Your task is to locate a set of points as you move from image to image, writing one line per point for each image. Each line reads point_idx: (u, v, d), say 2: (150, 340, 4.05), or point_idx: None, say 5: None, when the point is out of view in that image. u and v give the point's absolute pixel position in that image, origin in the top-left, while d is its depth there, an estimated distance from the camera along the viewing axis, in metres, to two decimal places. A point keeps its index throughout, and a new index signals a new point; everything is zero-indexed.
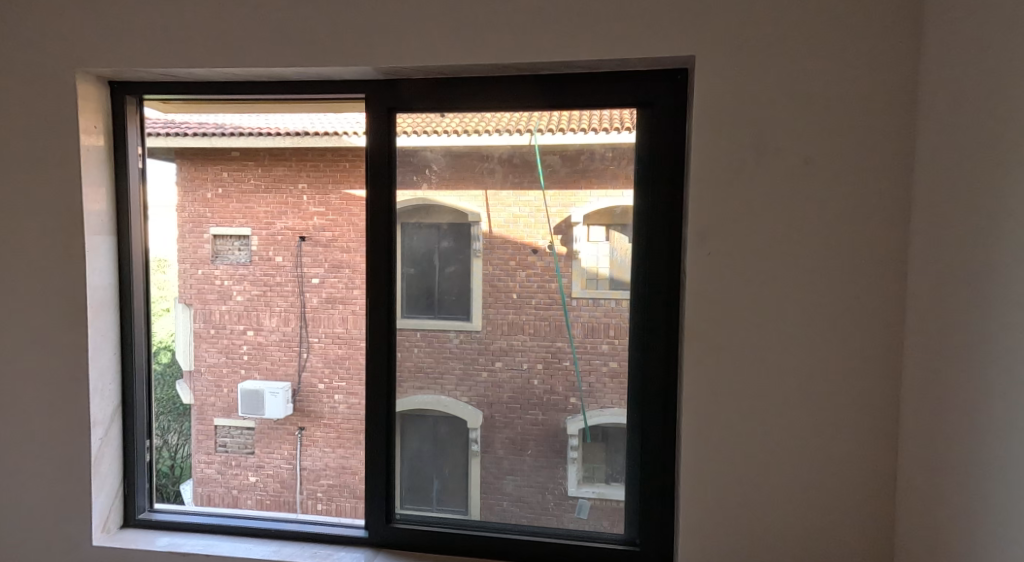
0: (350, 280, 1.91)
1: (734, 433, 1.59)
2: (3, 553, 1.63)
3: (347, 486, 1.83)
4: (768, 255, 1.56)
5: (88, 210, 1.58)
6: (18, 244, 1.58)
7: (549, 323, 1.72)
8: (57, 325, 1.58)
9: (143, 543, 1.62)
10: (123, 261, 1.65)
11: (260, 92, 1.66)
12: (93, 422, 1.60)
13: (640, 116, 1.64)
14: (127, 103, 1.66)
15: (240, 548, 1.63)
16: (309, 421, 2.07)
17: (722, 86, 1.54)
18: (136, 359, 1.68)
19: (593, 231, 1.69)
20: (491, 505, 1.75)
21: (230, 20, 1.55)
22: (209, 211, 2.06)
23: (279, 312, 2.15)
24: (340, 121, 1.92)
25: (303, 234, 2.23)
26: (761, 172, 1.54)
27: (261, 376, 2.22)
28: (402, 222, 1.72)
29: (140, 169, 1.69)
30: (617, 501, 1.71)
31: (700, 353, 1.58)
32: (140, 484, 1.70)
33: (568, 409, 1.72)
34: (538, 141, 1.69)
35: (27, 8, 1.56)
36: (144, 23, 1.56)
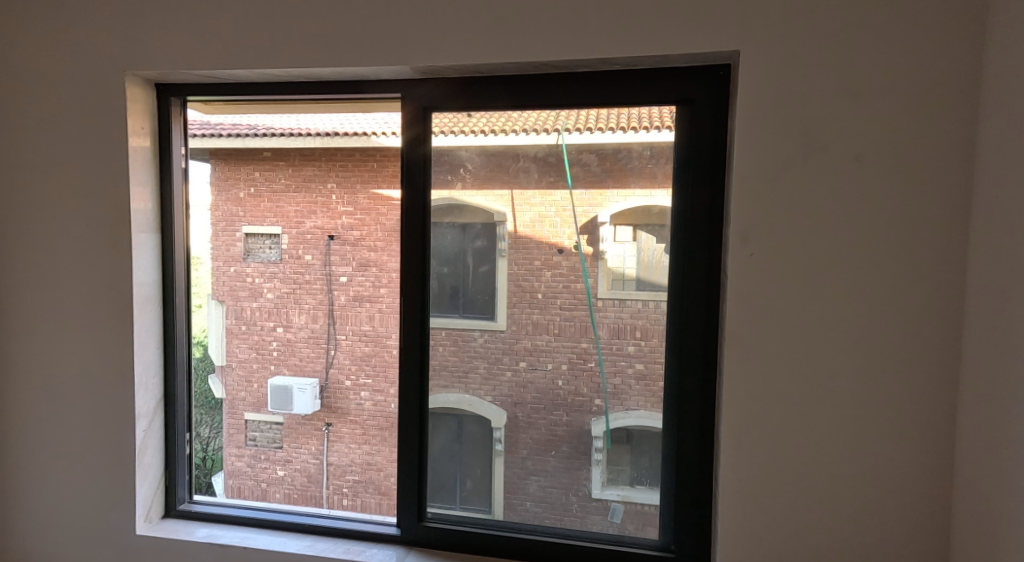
0: (376, 280, 2.11)
1: (772, 441, 1.53)
2: (51, 534, 1.71)
3: (372, 483, 1.88)
4: (811, 259, 1.49)
5: (134, 209, 1.64)
6: (72, 239, 1.65)
7: (575, 324, 1.70)
8: (106, 319, 1.65)
9: (183, 534, 1.67)
10: (166, 259, 1.72)
11: (301, 93, 1.69)
12: (137, 415, 1.66)
13: (679, 113, 1.60)
14: (172, 105, 1.72)
15: (275, 542, 1.66)
16: (335, 416, 2.25)
17: (766, 82, 1.48)
18: (177, 354, 1.74)
19: (620, 231, 1.66)
20: (514, 505, 1.73)
21: (272, 23, 1.58)
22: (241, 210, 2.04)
23: (307, 309, 2.30)
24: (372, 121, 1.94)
25: (330, 233, 2.25)
26: (805, 171, 1.48)
27: (291, 371, 2.26)
28: (435, 222, 1.70)
29: (182, 168, 1.75)
30: (641, 504, 1.68)
31: (740, 358, 1.53)
32: (180, 477, 1.76)
33: (593, 411, 1.70)
34: (565, 141, 1.67)
35: (82, 14, 1.63)
36: (190, 29, 1.61)
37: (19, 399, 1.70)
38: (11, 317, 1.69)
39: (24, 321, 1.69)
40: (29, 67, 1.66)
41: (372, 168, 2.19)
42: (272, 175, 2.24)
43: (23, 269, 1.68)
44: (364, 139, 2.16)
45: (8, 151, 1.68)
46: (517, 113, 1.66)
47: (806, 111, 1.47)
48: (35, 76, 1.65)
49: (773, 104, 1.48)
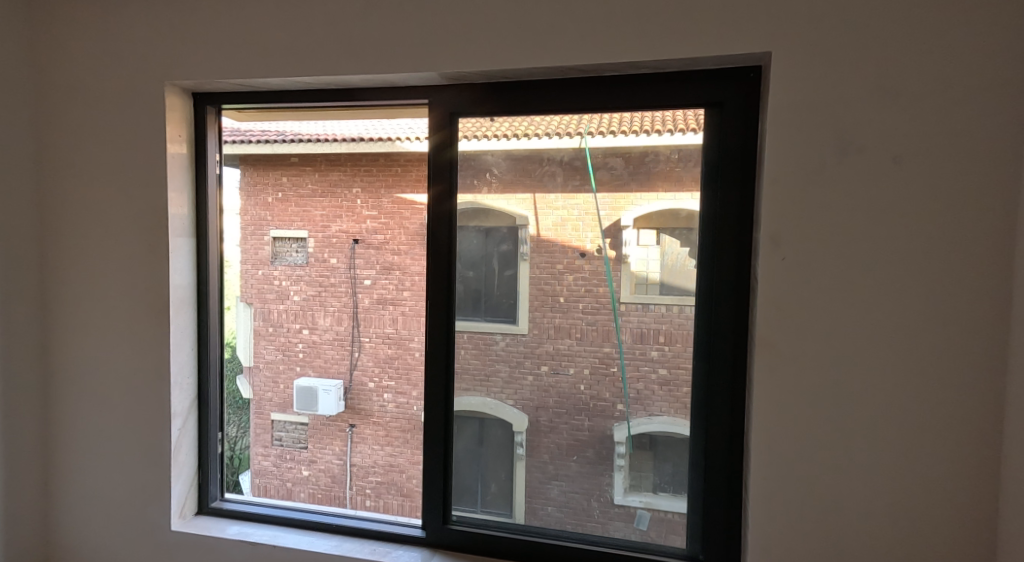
0: (400, 282, 2.05)
1: (803, 450, 1.49)
2: (92, 526, 1.77)
3: (394, 484, 1.89)
4: (843, 263, 1.46)
5: (172, 213, 1.70)
6: (114, 244, 1.72)
7: (597, 328, 1.68)
8: (144, 320, 1.71)
9: (215, 531, 1.72)
10: (201, 263, 1.77)
11: (332, 101, 1.73)
12: (173, 413, 1.72)
13: (708, 116, 1.58)
14: (209, 112, 1.78)
15: (303, 541, 1.69)
16: (359, 418, 2.11)
17: (799, 83, 1.45)
18: (210, 355, 1.79)
19: (643, 235, 1.65)
20: (535, 509, 1.73)
21: (306, 32, 1.62)
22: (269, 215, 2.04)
23: (332, 311, 2.16)
24: (395, 127, 1.95)
25: (356, 237, 2.12)
26: (837, 174, 1.45)
27: (315, 372, 2.21)
28: (462, 225, 1.71)
29: (217, 174, 1.81)
30: (664, 511, 1.65)
31: (770, 364, 1.49)
32: (213, 475, 1.81)
33: (615, 416, 1.68)
34: (588, 144, 1.66)
35: (128, 28, 1.70)
36: (228, 40, 1.66)
37: (63, 396, 1.77)
38: (57, 317, 1.77)
39: (69, 321, 1.76)
40: (77, 78, 1.73)
41: (398, 172, 2.12)
42: (299, 180, 2.21)
43: (69, 271, 1.75)
44: (390, 146, 2.10)
45: (54, 157, 1.75)
46: (540, 117, 1.66)
47: (841, 113, 1.44)
48: (81, 86, 1.72)
49: (806, 105, 1.45)
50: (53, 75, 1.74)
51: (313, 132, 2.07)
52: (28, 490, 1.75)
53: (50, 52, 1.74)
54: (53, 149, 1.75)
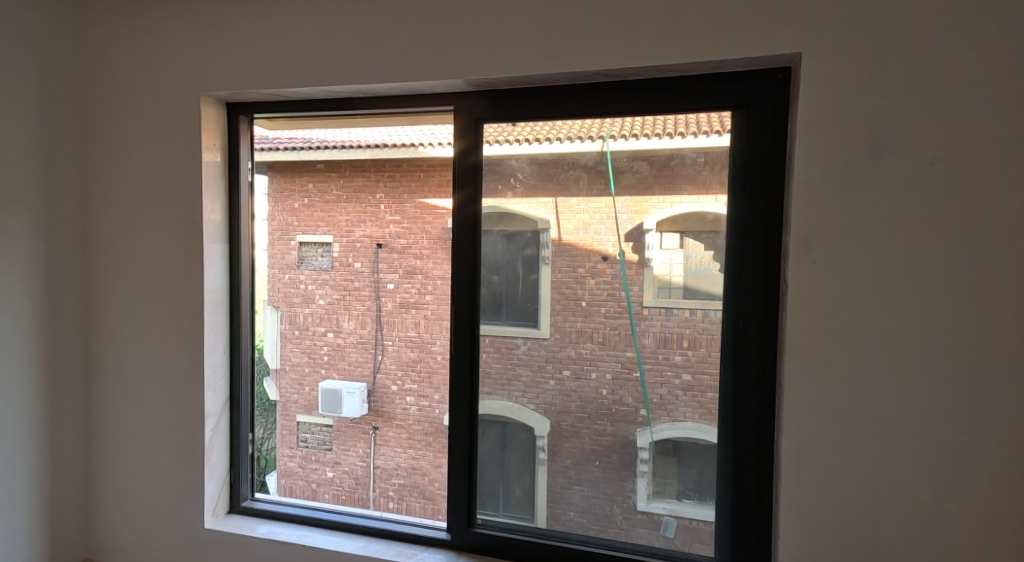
0: (421, 286, 2.03)
1: (832, 457, 1.45)
2: (130, 522, 1.84)
3: (416, 487, 1.89)
4: (873, 268, 1.42)
5: (206, 219, 1.76)
6: (152, 249, 1.78)
7: (620, 332, 1.67)
8: (180, 324, 1.77)
9: (246, 529, 1.76)
10: (233, 268, 1.83)
11: (361, 109, 1.76)
12: (206, 414, 1.77)
13: (735, 118, 1.56)
14: (242, 121, 1.83)
15: (331, 541, 1.71)
16: (382, 421, 2.04)
17: (829, 82, 1.42)
18: (242, 358, 1.85)
19: (666, 238, 1.63)
20: (558, 514, 1.71)
21: (336, 42, 1.66)
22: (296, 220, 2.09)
23: (357, 314, 2.16)
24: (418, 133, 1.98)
25: (379, 241, 2.15)
26: (867, 176, 1.41)
27: (340, 376, 2.14)
28: (486, 230, 1.72)
29: (249, 181, 1.86)
30: (688, 519, 1.63)
31: (799, 370, 1.46)
32: (244, 476, 1.86)
33: (638, 421, 1.66)
34: (610, 148, 1.65)
35: (168, 42, 1.76)
36: (262, 52, 1.71)
37: (104, 395, 1.84)
38: (99, 319, 1.84)
39: (110, 324, 1.83)
40: (120, 90, 1.80)
41: (419, 178, 2.06)
42: (325, 187, 2.18)
43: (110, 275, 1.82)
44: (413, 152, 2.09)
45: (98, 166, 1.82)
46: (562, 121, 1.66)
47: (872, 113, 1.41)
48: (124, 98, 1.79)
49: (836, 105, 1.42)
50: (98, 87, 1.81)
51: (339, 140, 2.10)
52: (71, 486, 1.83)
53: (95, 65, 1.82)
54: (97, 159, 1.82)
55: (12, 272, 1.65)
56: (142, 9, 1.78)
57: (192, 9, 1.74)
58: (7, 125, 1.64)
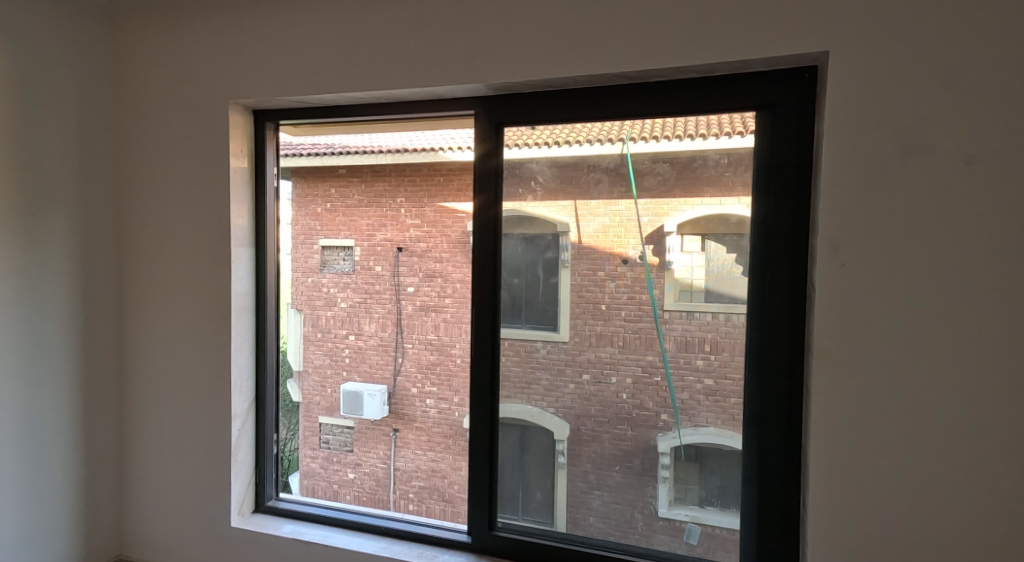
0: (441, 289, 2.01)
1: (858, 464, 1.42)
2: (161, 519, 1.88)
3: (436, 489, 1.90)
4: (901, 271, 1.39)
5: (234, 224, 1.79)
6: (182, 253, 1.83)
7: (640, 336, 1.65)
8: (208, 326, 1.81)
9: (271, 528, 1.79)
10: (259, 271, 1.87)
11: (384, 114, 1.78)
12: (233, 415, 1.81)
13: (759, 118, 1.54)
14: (268, 128, 1.87)
15: (353, 542, 1.73)
16: (403, 423, 2.14)
17: (857, 81, 1.40)
18: (267, 360, 1.88)
19: (687, 240, 1.62)
20: (577, 519, 1.71)
21: (359, 48, 1.68)
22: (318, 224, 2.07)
23: (378, 317, 2.19)
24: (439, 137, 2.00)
25: (400, 245, 2.17)
26: (896, 178, 1.38)
27: (362, 378, 2.20)
28: (507, 233, 1.72)
29: (275, 187, 1.90)
30: (711, 526, 1.61)
31: (825, 375, 1.44)
32: (269, 475, 1.89)
33: (660, 426, 1.64)
34: (630, 150, 1.64)
35: (199, 50, 1.81)
36: (289, 59, 1.74)
37: (137, 395, 1.89)
38: (132, 320, 1.88)
39: (142, 328, 1.87)
40: (154, 97, 1.85)
41: (439, 182, 2.13)
42: (348, 191, 2.19)
43: (143, 278, 1.87)
44: (433, 156, 2.10)
45: (131, 174, 1.87)
46: (581, 124, 1.65)
47: (901, 112, 1.38)
48: (157, 106, 1.84)
49: (864, 104, 1.40)
50: (133, 96, 1.87)
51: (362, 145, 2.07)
52: (104, 486, 1.88)
53: (130, 74, 1.87)
54: (130, 166, 1.87)
55: (49, 275, 1.71)
56: (175, 18, 1.82)
57: (221, 18, 1.78)
58: (44, 134, 1.69)
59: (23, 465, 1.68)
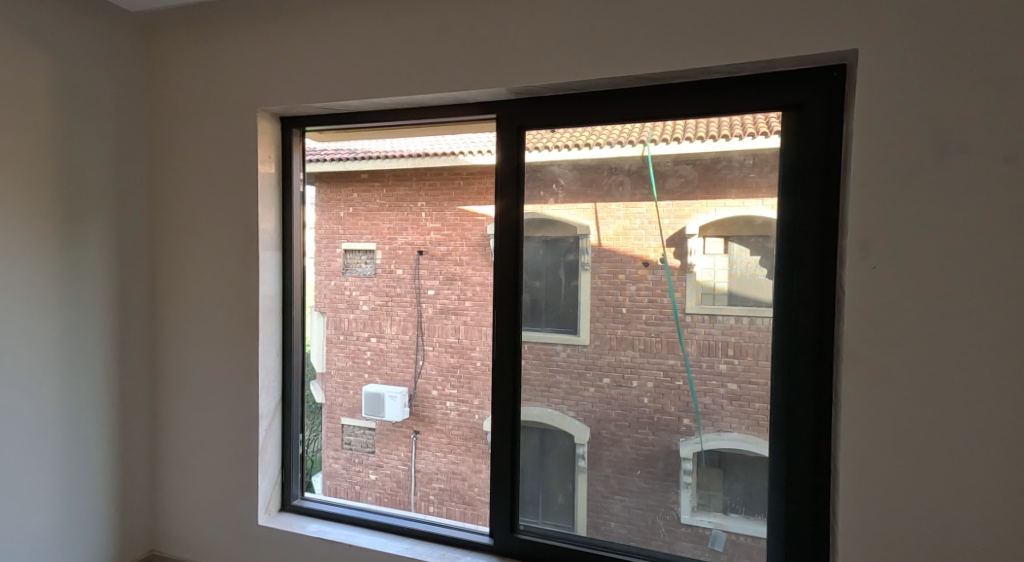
0: (462, 292, 1.99)
1: (887, 472, 1.39)
2: (191, 517, 1.92)
3: (457, 491, 1.88)
4: (931, 273, 1.35)
5: (262, 229, 1.83)
6: (212, 257, 1.87)
7: (661, 340, 1.64)
8: (237, 328, 1.84)
9: (297, 527, 1.82)
10: (286, 275, 1.91)
11: (408, 119, 1.80)
12: (260, 415, 1.84)
13: (785, 119, 1.52)
14: (294, 135, 1.91)
15: (376, 542, 1.75)
16: (423, 426, 2.05)
17: (887, 80, 1.36)
18: (293, 361, 1.92)
19: (709, 243, 1.60)
20: (598, 524, 1.69)
21: (383, 54, 1.70)
22: (342, 227, 2.03)
23: (399, 320, 2.11)
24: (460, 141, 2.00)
25: (421, 248, 2.07)
26: (926, 179, 1.35)
27: (383, 380, 2.07)
28: (528, 236, 1.72)
29: (300, 192, 1.94)
30: (736, 533, 1.59)
31: (852, 379, 1.40)
32: (294, 475, 1.93)
33: (682, 430, 1.62)
34: (651, 152, 1.63)
35: (231, 59, 1.85)
36: (316, 66, 1.77)
37: (169, 395, 1.94)
38: (165, 322, 1.93)
39: (173, 331, 1.92)
40: (186, 105, 1.90)
41: (459, 186, 1.97)
42: (368, 195, 2.08)
43: (175, 281, 1.91)
44: (454, 160, 1.96)
45: (164, 180, 1.92)
46: (601, 126, 1.65)
47: (933, 111, 1.34)
48: (189, 114, 1.89)
49: (893, 104, 1.36)
50: (166, 104, 1.92)
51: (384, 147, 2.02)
52: (137, 485, 1.93)
53: (164, 83, 1.92)
54: (162, 172, 1.93)
55: (86, 280, 1.77)
56: (207, 28, 1.87)
57: (251, 28, 1.82)
58: (83, 143, 1.75)
59: (62, 463, 1.73)
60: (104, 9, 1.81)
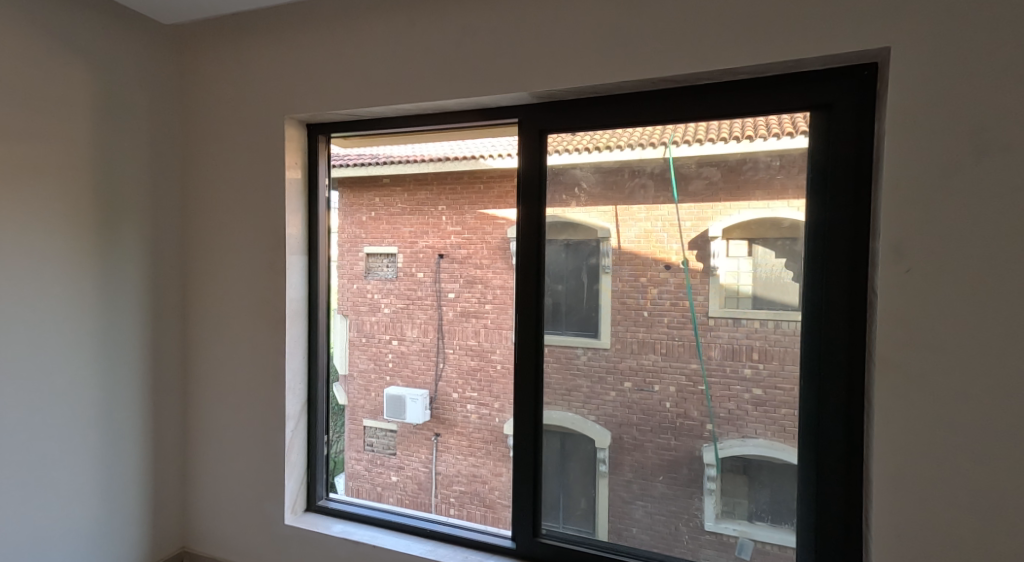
0: (482, 295, 2.06)
1: (918, 481, 1.35)
2: (220, 516, 1.96)
3: (477, 494, 1.90)
4: (963, 277, 1.31)
5: (288, 234, 1.87)
6: (241, 261, 1.91)
7: (684, 343, 1.62)
8: (265, 331, 1.88)
9: (321, 527, 1.84)
10: (311, 278, 1.94)
11: (432, 124, 1.81)
12: (286, 416, 1.87)
13: (813, 119, 1.49)
14: (320, 141, 1.94)
15: (399, 543, 1.76)
16: (444, 428, 2.11)
17: (919, 78, 1.32)
18: (318, 363, 1.95)
19: (733, 245, 1.58)
20: (620, 530, 1.68)
21: (408, 61, 1.72)
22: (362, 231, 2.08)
23: (420, 322, 2.18)
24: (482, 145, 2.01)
25: (441, 252, 2.16)
26: (958, 180, 1.31)
27: (403, 383, 2.16)
28: (550, 240, 1.71)
29: (326, 198, 1.97)
30: (760, 541, 1.56)
31: (882, 386, 1.36)
32: (319, 476, 1.95)
33: (705, 436, 1.60)
34: (672, 154, 1.61)
35: (261, 67, 1.89)
36: (343, 73, 1.79)
37: (200, 396, 1.98)
38: (196, 325, 1.98)
39: (204, 333, 1.96)
40: (218, 113, 1.94)
41: (478, 190, 2.07)
42: (390, 200, 2.13)
43: (206, 285, 1.96)
44: (474, 164, 2.07)
45: (195, 186, 1.97)
46: (622, 129, 1.63)
47: (967, 110, 1.30)
48: (221, 122, 1.94)
49: (926, 103, 1.32)
50: (199, 112, 1.97)
51: (405, 152, 2.03)
52: (169, 481, 1.98)
53: (197, 92, 1.97)
54: (194, 179, 1.97)
55: (122, 283, 1.83)
56: (238, 37, 1.91)
57: (281, 37, 1.86)
58: (119, 151, 1.81)
59: (99, 462, 1.79)
60: (140, 22, 1.86)
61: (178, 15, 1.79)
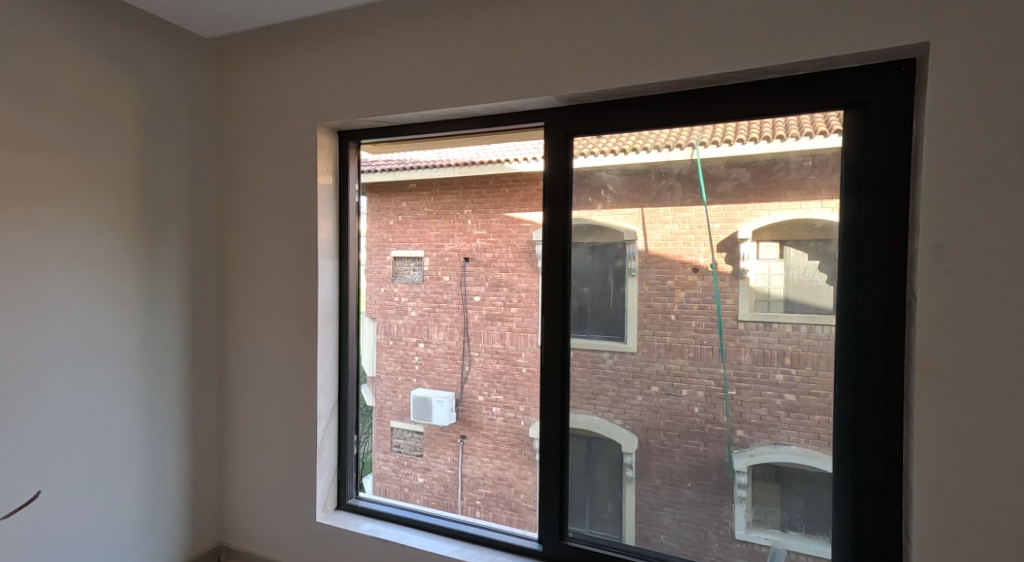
0: (506, 299, 2.30)
1: (958, 489, 1.30)
2: (256, 514, 2.00)
3: (502, 496, 2.00)
4: (1004, 278, 1.27)
5: (320, 237, 1.90)
6: (275, 265, 1.95)
7: (713, 348, 1.60)
8: (298, 333, 1.91)
9: (352, 526, 1.86)
10: (343, 281, 1.96)
11: (460, 128, 1.82)
12: (319, 416, 1.90)
13: (847, 118, 1.45)
14: (351, 147, 1.97)
15: (428, 543, 1.77)
16: (471, 430, 2.39)
17: (958, 73, 1.28)
18: (349, 364, 1.97)
19: (763, 247, 1.55)
20: (648, 536, 1.66)
21: (437, 66, 1.73)
22: (390, 236, 2.19)
23: (446, 325, 2.51)
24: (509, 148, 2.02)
25: (466, 256, 2.38)
26: (998, 178, 1.26)
27: (431, 383, 2.47)
28: (577, 244, 1.70)
29: (356, 203, 2.00)
30: (793, 550, 1.53)
31: (920, 391, 1.32)
32: (349, 476, 1.97)
33: (736, 442, 1.58)
34: (700, 155, 1.59)
35: (294, 75, 1.93)
36: (374, 80, 1.82)
37: (235, 398, 2.03)
38: (232, 328, 2.03)
39: (240, 337, 2.01)
40: (255, 121, 1.99)
41: (501, 194, 2.19)
42: (417, 204, 2.34)
43: (242, 289, 2.01)
44: (499, 167, 2.17)
45: (232, 193, 2.02)
46: (649, 130, 1.62)
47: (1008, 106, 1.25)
48: (257, 129, 1.98)
49: (965, 99, 1.28)
50: (236, 121, 2.02)
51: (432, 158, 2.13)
52: (207, 481, 2.03)
53: (234, 101, 2.02)
54: (231, 188, 2.02)
55: (164, 287, 1.88)
56: (273, 47, 1.95)
57: (314, 45, 1.89)
58: (161, 161, 1.87)
59: (140, 462, 1.84)
60: (180, 36, 1.92)
61: (216, 27, 1.84)
